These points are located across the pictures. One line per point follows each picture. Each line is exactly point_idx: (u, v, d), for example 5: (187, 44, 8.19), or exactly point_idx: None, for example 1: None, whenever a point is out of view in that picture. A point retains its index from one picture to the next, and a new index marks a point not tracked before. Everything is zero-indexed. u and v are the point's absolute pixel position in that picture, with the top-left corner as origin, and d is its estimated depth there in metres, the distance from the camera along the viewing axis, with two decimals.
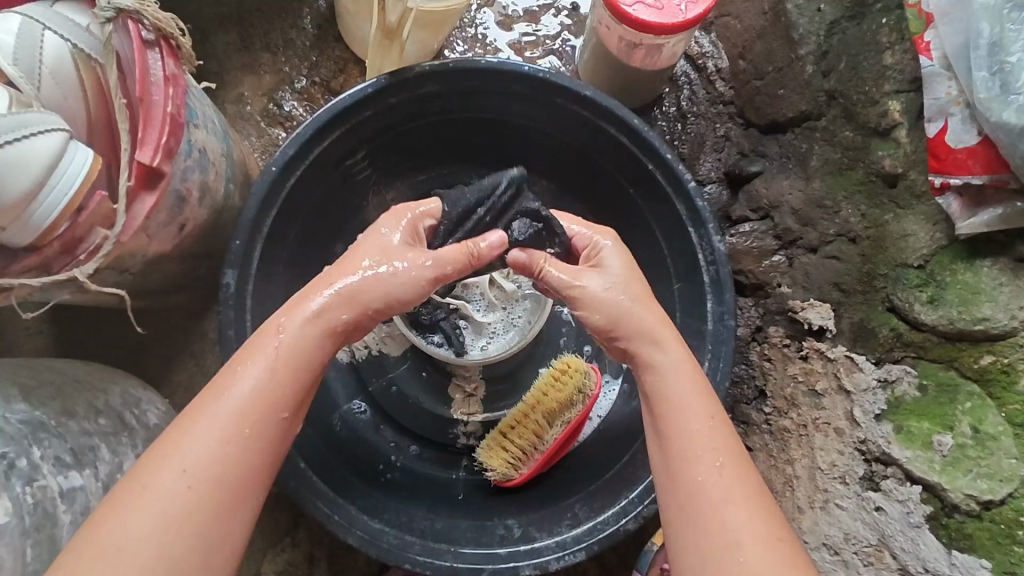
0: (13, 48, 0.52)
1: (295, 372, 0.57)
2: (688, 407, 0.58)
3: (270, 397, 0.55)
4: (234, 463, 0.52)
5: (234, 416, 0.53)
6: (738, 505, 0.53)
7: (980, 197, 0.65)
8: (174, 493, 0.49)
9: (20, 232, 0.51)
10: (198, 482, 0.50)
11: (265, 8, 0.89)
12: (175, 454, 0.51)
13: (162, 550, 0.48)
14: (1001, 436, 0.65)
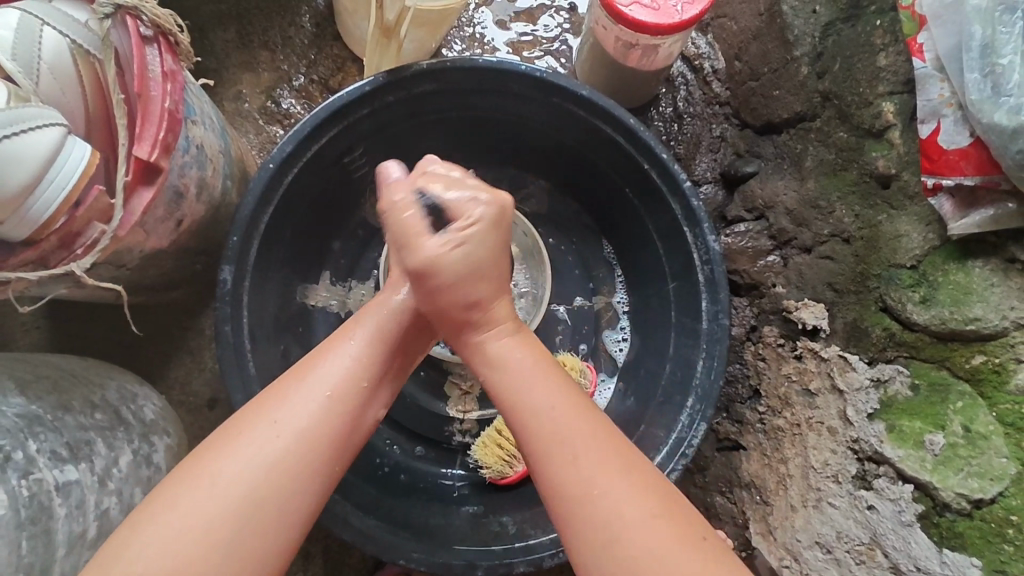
0: (11, 43, 0.52)
1: (381, 350, 0.60)
2: (515, 377, 0.59)
3: (365, 365, 0.59)
4: (320, 425, 0.55)
5: (324, 385, 0.57)
6: (591, 460, 0.55)
7: (972, 199, 0.65)
8: (263, 444, 0.53)
9: (18, 226, 0.51)
10: (287, 439, 0.54)
11: (263, 6, 0.90)
12: (267, 411, 0.55)
13: (248, 494, 0.51)
14: (992, 435, 0.65)
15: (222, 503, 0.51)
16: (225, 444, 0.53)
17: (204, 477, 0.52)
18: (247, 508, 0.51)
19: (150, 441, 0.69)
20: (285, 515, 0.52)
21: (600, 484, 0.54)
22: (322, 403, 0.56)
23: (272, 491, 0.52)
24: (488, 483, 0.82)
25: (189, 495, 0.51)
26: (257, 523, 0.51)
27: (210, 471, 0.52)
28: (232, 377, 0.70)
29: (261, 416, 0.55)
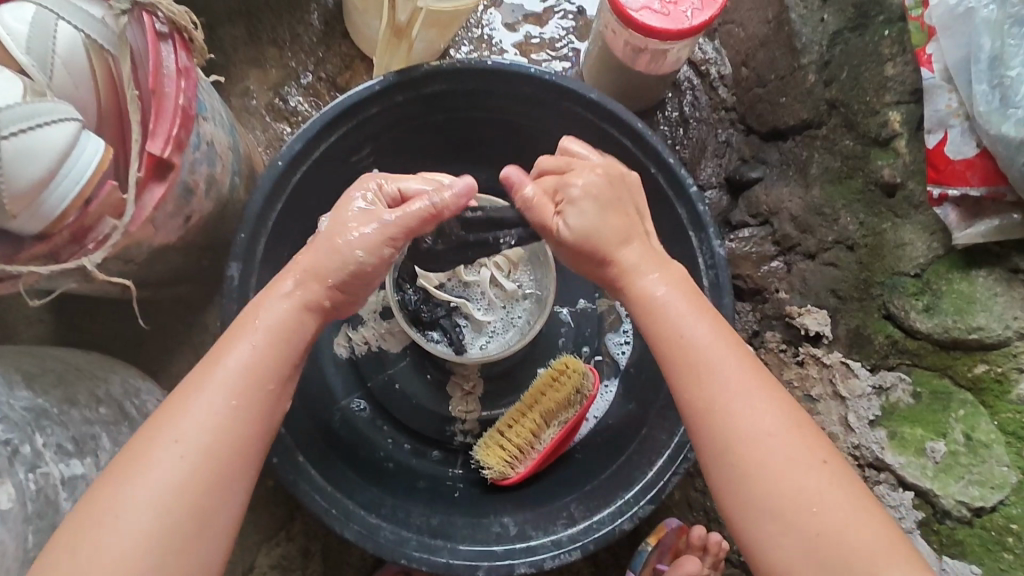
0: (26, 37, 0.52)
1: (279, 353, 0.57)
2: (682, 309, 0.59)
3: (258, 369, 0.56)
4: (218, 440, 0.53)
5: (219, 394, 0.54)
6: (750, 404, 0.56)
7: (978, 208, 0.65)
8: (161, 469, 0.52)
9: (31, 220, 0.51)
10: (183, 458, 0.52)
11: (273, 3, 0.90)
12: (164, 428, 0.53)
13: (156, 522, 0.50)
14: (993, 444, 0.66)
15: (134, 534, 0.50)
16: (127, 473, 0.52)
17: (108, 511, 0.50)
18: (160, 535, 0.50)
19: None
20: (202, 535, 0.52)
21: (752, 431, 0.55)
22: (215, 416, 0.54)
23: (183, 515, 0.51)
24: (489, 484, 0.82)
25: (98, 528, 0.50)
26: (172, 548, 0.51)
27: (114, 503, 0.51)
28: None
29: (158, 435, 0.53)
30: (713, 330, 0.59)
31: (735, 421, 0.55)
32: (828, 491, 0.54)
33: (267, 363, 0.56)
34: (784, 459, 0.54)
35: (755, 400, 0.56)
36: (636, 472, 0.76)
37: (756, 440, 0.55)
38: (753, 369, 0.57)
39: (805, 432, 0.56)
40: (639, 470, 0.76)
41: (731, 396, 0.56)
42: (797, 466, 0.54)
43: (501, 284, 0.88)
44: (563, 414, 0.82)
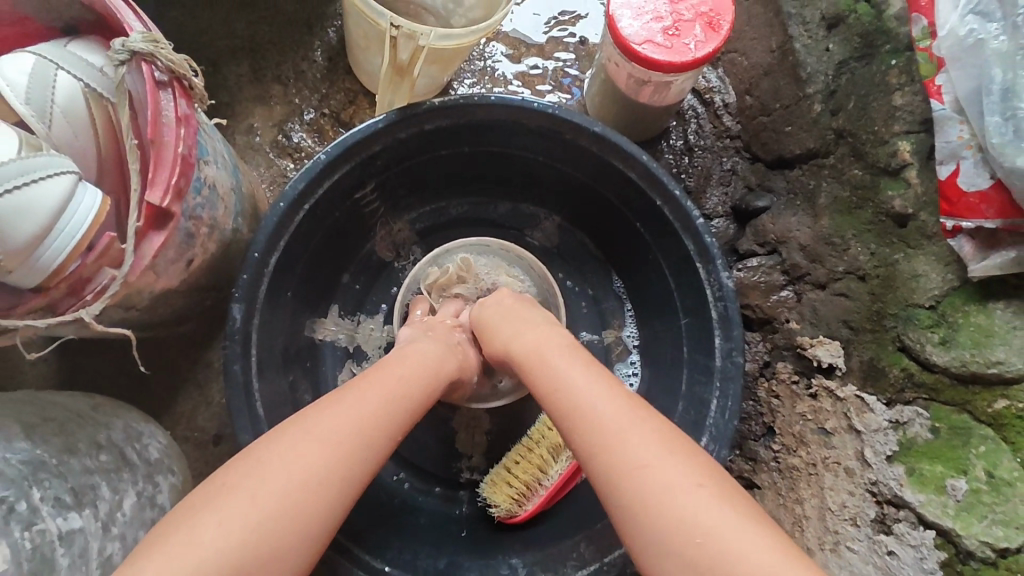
0: (24, 88, 0.52)
1: (390, 410, 0.60)
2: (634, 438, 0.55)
3: (374, 427, 0.58)
4: (320, 480, 0.53)
5: (346, 430, 0.56)
6: (728, 513, 0.50)
7: (993, 240, 0.64)
8: (263, 489, 0.51)
9: (29, 274, 0.51)
10: (286, 488, 0.52)
11: (278, 41, 0.90)
12: (273, 456, 0.53)
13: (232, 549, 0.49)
14: (1017, 482, 0.64)
15: (206, 558, 0.48)
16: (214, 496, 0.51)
17: (215, 503, 0.51)
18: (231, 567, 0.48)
19: (155, 481, 0.68)
20: None
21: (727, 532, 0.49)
22: (327, 448, 0.54)
23: (263, 543, 0.50)
24: (497, 523, 0.81)
25: (171, 540, 0.48)
26: None
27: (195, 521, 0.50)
28: (240, 418, 0.68)
29: (265, 460, 0.53)
30: (663, 441, 0.55)
31: (721, 540, 0.49)
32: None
33: (379, 425, 0.58)
34: (738, 555, 0.48)
35: (690, 489, 0.52)
36: None
37: (737, 557, 0.48)
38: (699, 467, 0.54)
39: (764, 525, 0.51)
40: None
41: (670, 491, 0.52)
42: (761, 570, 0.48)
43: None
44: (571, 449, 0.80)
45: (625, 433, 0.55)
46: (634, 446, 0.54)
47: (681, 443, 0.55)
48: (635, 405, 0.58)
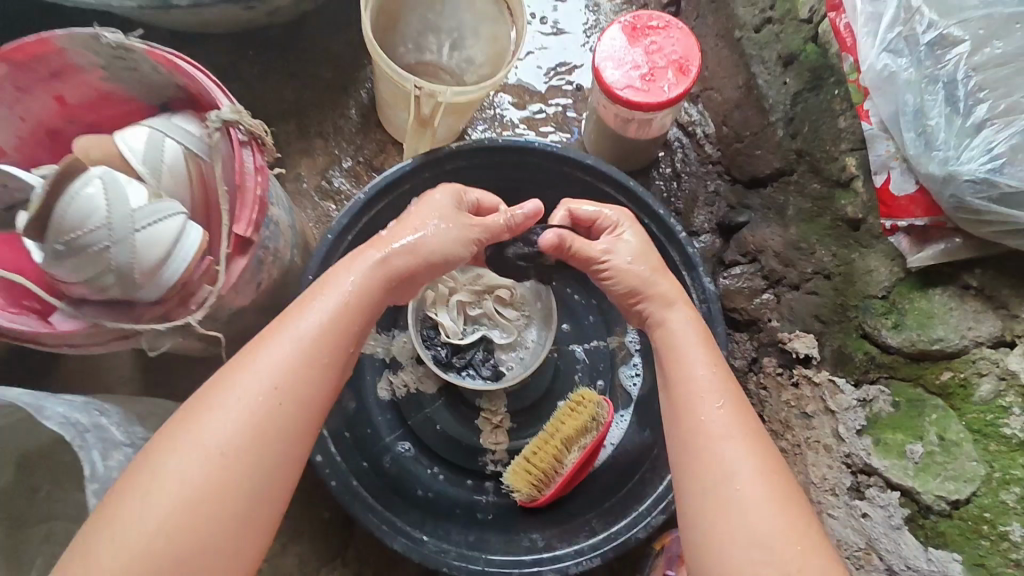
0: (142, 152, 0.68)
1: (341, 318, 0.62)
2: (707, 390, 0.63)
3: (327, 336, 0.60)
4: (290, 386, 0.57)
5: (306, 339, 0.59)
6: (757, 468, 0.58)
7: (926, 235, 0.75)
8: (239, 400, 0.55)
9: (152, 289, 0.66)
10: (260, 398, 0.55)
11: (319, 103, 1.07)
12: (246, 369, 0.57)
13: (219, 452, 0.53)
14: (963, 443, 0.73)
15: (195, 464, 0.52)
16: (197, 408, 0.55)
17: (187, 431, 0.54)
18: (217, 468, 0.53)
19: None
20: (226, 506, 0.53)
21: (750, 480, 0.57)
22: (295, 357, 0.58)
23: (232, 463, 0.53)
24: (520, 507, 0.92)
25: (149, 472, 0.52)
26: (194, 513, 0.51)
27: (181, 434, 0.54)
28: None
29: (238, 374, 0.56)
30: (730, 394, 0.63)
31: (739, 483, 0.57)
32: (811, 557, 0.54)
33: (333, 333, 0.61)
34: (762, 513, 0.55)
35: (742, 451, 0.59)
36: (647, 488, 0.87)
37: (748, 501, 0.56)
38: (760, 438, 0.60)
39: (789, 498, 0.57)
40: (650, 486, 0.87)
41: (729, 442, 0.59)
42: (769, 523, 0.55)
43: (494, 344, 0.98)
44: (581, 439, 0.91)
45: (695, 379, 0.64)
46: (720, 399, 0.62)
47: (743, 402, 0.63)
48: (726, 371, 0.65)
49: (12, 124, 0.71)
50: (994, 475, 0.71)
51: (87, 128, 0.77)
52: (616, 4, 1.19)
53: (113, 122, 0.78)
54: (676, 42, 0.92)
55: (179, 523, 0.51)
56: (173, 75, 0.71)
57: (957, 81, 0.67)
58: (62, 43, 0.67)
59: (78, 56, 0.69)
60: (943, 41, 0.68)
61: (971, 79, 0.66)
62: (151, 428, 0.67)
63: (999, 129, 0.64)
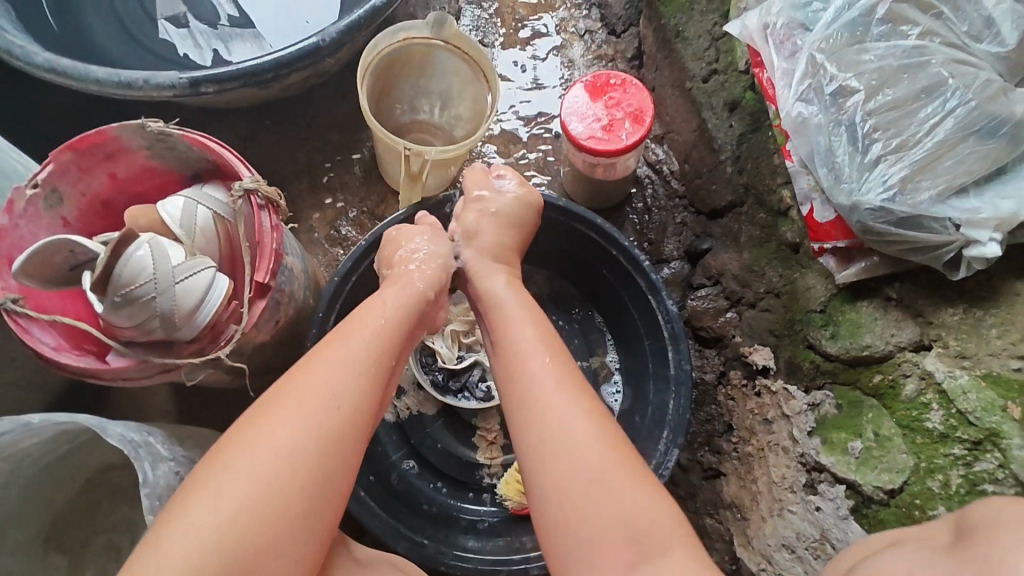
0: (178, 218, 0.83)
1: (391, 329, 0.76)
2: (539, 369, 0.73)
3: (382, 344, 0.74)
4: (347, 400, 0.68)
5: (361, 357, 0.72)
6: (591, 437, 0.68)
7: (848, 255, 0.88)
8: (308, 413, 0.66)
9: (189, 329, 0.80)
10: (325, 411, 0.67)
11: (327, 162, 1.22)
12: (308, 384, 0.68)
13: (289, 460, 0.64)
14: (894, 437, 0.83)
15: (267, 467, 0.63)
16: (265, 419, 0.66)
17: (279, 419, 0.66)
18: (289, 472, 0.64)
19: None
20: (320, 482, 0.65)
21: (582, 447, 0.67)
22: (354, 375, 0.70)
23: (321, 448, 0.65)
24: (512, 513, 1.02)
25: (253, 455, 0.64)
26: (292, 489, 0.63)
27: (251, 443, 0.64)
28: None
29: (302, 388, 0.68)
30: (557, 370, 0.73)
31: (592, 458, 0.67)
32: (641, 501, 0.65)
33: (387, 343, 0.75)
34: (611, 466, 0.67)
35: (587, 413, 0.70)
36: None
37: (595, 469, 0.66)
38: (587, 400, 0.71)
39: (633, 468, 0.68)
40: None
41: (555, 407, 0.70)
42: (623, 475, 0.66)
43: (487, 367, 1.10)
44: None
45: (531, 360, 0.74)
46: (554, 371, 0.72)
47: (571, 377, 0.73)
48: (551, 343, 0.75)
49: (74, 198, 0.86)
50: (921, 465, 0.80)
51: (133, 197, 0.92)
52: (588, 59, 1.34)
53: (154, 192, 0.93)
54: (632, 96, 1.05)
55: (257, 518, 0.61)
56: (204, 152, 0.86)
57: (856, 124, 0.82)
58: (116, 131, 0.83)
59: (130, 141, 0.85)
60: (843, 92, 0.83)
61: (868, 123, 0.81)
62: (190, 447, 0.80)
63: (891, 163, 0.80)
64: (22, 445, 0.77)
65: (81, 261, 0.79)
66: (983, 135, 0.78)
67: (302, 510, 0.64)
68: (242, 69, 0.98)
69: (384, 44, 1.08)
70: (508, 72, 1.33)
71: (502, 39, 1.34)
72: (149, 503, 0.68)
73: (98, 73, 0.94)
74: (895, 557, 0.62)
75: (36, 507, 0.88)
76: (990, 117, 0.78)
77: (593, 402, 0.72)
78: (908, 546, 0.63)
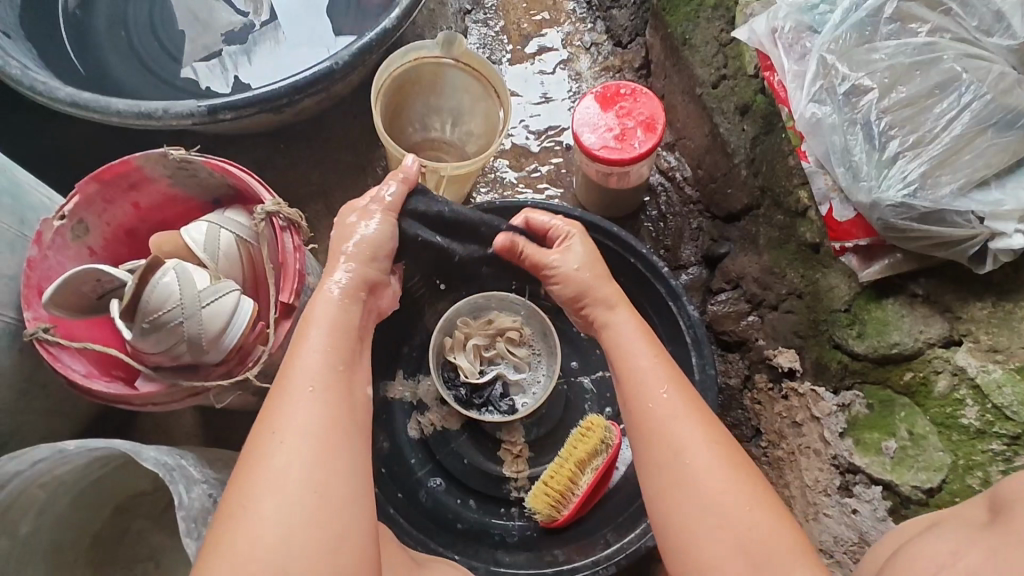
0: (202, 242, 0.84)
1: (339, 332, 0.69)
2: (643, 373, 0.72)
3: (329, 352, 0.67)
4: (318, 428, 0.62)
5: (313, 373, 0.65)
6: (706, 449, 0.67)
7: (870, 254, 0.87)
8: (281, 455, 0.61)
9: (216, 352, 0.80)
10: (298, 446, 0.61)
11: (342, 184, 1.23)
12: (266, 422, 0.63)
13: (285, 511, 0.58)
14: (929, 435, 0.82)
15: (266, 524, 0.58)
16: (251, 473, 0.60)
17: (257, 470, 0.60)
18: (291, 522, 0.58)
19: None
20: (329, 512, 0.59)
21: (692, 457, 0.67)
22: (313, 397, 0.64)
23: (313, 483, 0.60)
24: (541, 527, 1.01)
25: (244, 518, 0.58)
26: (306, 529, 0.58)
27: (243, 504, 0.59)
28: None
29: (268, 429, 0.62)
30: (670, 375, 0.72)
31: (706, 473, 0.66)
32: (757, 515, 0.64)
33: (336, 347, 0.68)
34: (717, 475, 0.66)
35: (694, 423, 0.69)
36: None
37: (706, 481, 0.66)
38: (693, 403, 0.70)
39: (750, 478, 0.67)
40: None
41: (672, 417, 0.69)
42: (731, 482, 0.65)
43: (509, 380, 1.09)
44: (593, 461, 1.00)
45: (635, 363, 0.73)
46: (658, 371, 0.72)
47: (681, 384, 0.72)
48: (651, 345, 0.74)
49: (99, 228, 0.88)
50: (959, 463, 0.79)
51: (156, 225, 0.94)
52: (595, 71, 1.35)
53: (177, 218, 0.94)
54: (643, 105, 1.06)
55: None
56: (224, 177, 0.87)
57: (871, 122, 0.82)
58: (140, 161, 0.85)
59: (153, 170, 0.87)
60: (856, 90, 0.83)
61: (883, 120, 0.81)
62: (220, 469, 0.80)
63: (910, 159, 0.79)
64: (56, 473, 0.77)
65: (108, 289, 0.80)
66: (1000, 128, 0.77)
67: (327, 551, 0.58)
68: (258, 95, 0.99)
69: (396, 65, 1.10)
70: (517, 87, 1.34)
71: (510, 55, 1.35)
72: (185, 526, 0.67)
73: (119, 105, 0.96)
74: (943, 537, 0.62)
75: (69, 535, 0.88)
76: (1006, 110, 0.77)
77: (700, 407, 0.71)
78: (952, 525, 0.63)
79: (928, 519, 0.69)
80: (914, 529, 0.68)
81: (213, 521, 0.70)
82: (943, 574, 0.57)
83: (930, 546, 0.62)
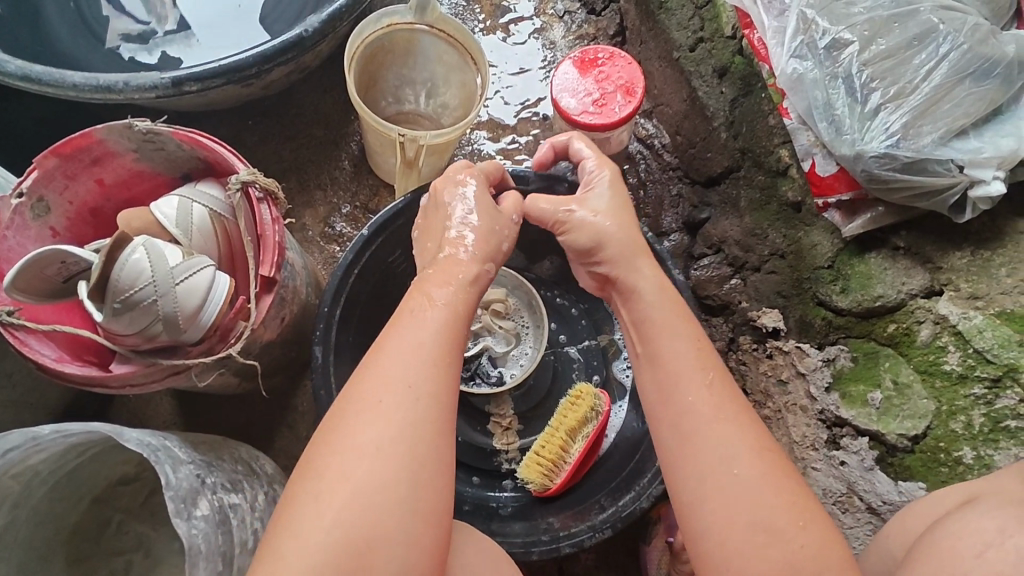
0: (174, 218, 0.80)
1: (457, 302, 0.69)
2: (686, 380, 0.67)
3: (449, 326, 0.67)
4: (424, 397, 0.61)
5: (423, 342, 0.64)
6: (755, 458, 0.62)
7: (854, 209, 0.89)
8: (391, 412, 0.60)
9: (194, 330, 0.77)
10: (410, 408, 0.60)
11: (315, 159, 1.19)
12: (379, 376, 0.62)
13: (391, 466, 0.58)
14: (913, 384, 0.83)
15: (372, 474, 0.57)
16: (353, 415, 0.60)
17: (360, 415, 0.60)
18: (390, 483, 0.58)
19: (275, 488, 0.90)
20: (430, 472, 0.59)
21: (738, 467, 0.62)
22: (426, 362, 0.63)
23: (415, 444, 0.59)
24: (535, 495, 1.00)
25: (337, 463, 0.58)
26: (398, 486, 0.58)
27: (350, 447, 0.59)
28: None
29: (378, 380, 0.62)
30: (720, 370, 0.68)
31: (734, 476, 0.61)
32: (812, 533, 0.59)
33: (455, 323, 0.67)
34: (758, 481, 0.61)
35: (734, 426, 0.64)
36: (647, 464, 0.96)
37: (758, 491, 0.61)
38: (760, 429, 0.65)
39: (792, 480, 0.62)
40: (650, 463, 0.96)
41: (719, 420, 0.64)
42: (767, 475, 0.61)
43: (495, 353, 1.09)
44: (582, 429, 1.00)
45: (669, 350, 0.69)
46: (708, 373, 0.67)
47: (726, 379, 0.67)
48: (679, 314, 0.72)
49: (61, 207, 0.83)
50: (943, 408, 0.80)
51: (124, 203, 0.89)
52: (570, 40, 1.33)
53: (145, 195, 0.90)
54: (621, 69, 1.05)
55: (368, 530, 0.56)
56: (195, 148, 0.84)
57: (852, 76, 0.83)
58: (102, 134, 0.80)
59: (116, 143, 0.82)
60: (837, 45, 0.84)
61: (864, 73, 0.82)
62: (205, 451, 0.77)
63: (891, 111, 0.80)
64: (29, 462, 0.74)
65: (74, 271, 0.76)
66: (978, 76, 0.78)
67: (411, 517, 0.57)
68: (225, 65, 0.95)
69: (368, 31, 1.06)
70: (492, 58, 1.31)
71: (483, 25, 1.32)
72: (174, 506, 0.65)
73: (73, 77, 0.90)
74: (985, 514, 0.61)
75: (49, 530, 0.85)
76: (983, 59, 0.78)
77: (726, 390, 0.67)
78: (992, 503, 0.63)
79: (964, 490, 0.69)
80: (948, 504, 0.68)
81: (203, 501, 0.68)
82: (989, 555, 0.58)
83: (978, 527, 0.60)
